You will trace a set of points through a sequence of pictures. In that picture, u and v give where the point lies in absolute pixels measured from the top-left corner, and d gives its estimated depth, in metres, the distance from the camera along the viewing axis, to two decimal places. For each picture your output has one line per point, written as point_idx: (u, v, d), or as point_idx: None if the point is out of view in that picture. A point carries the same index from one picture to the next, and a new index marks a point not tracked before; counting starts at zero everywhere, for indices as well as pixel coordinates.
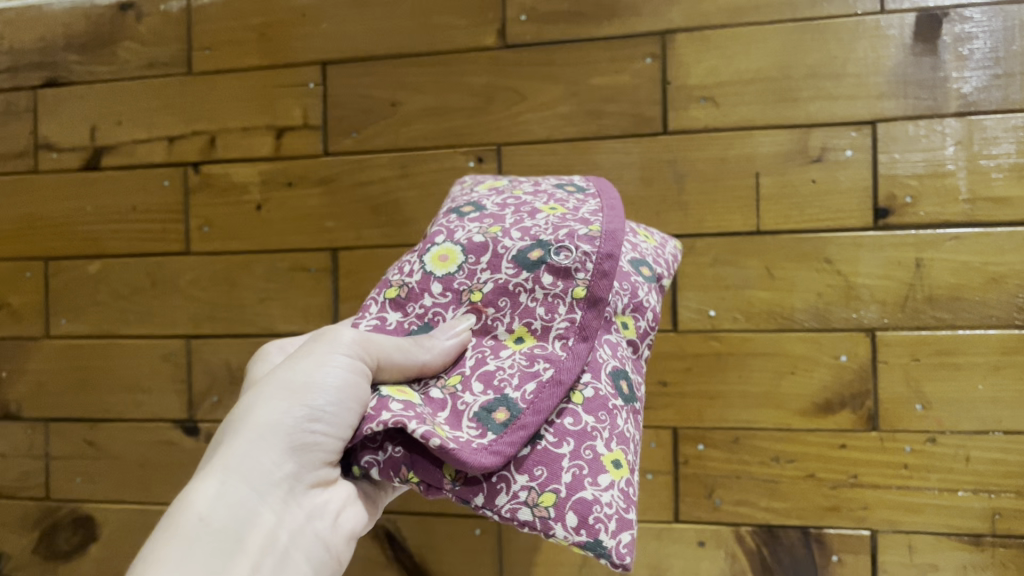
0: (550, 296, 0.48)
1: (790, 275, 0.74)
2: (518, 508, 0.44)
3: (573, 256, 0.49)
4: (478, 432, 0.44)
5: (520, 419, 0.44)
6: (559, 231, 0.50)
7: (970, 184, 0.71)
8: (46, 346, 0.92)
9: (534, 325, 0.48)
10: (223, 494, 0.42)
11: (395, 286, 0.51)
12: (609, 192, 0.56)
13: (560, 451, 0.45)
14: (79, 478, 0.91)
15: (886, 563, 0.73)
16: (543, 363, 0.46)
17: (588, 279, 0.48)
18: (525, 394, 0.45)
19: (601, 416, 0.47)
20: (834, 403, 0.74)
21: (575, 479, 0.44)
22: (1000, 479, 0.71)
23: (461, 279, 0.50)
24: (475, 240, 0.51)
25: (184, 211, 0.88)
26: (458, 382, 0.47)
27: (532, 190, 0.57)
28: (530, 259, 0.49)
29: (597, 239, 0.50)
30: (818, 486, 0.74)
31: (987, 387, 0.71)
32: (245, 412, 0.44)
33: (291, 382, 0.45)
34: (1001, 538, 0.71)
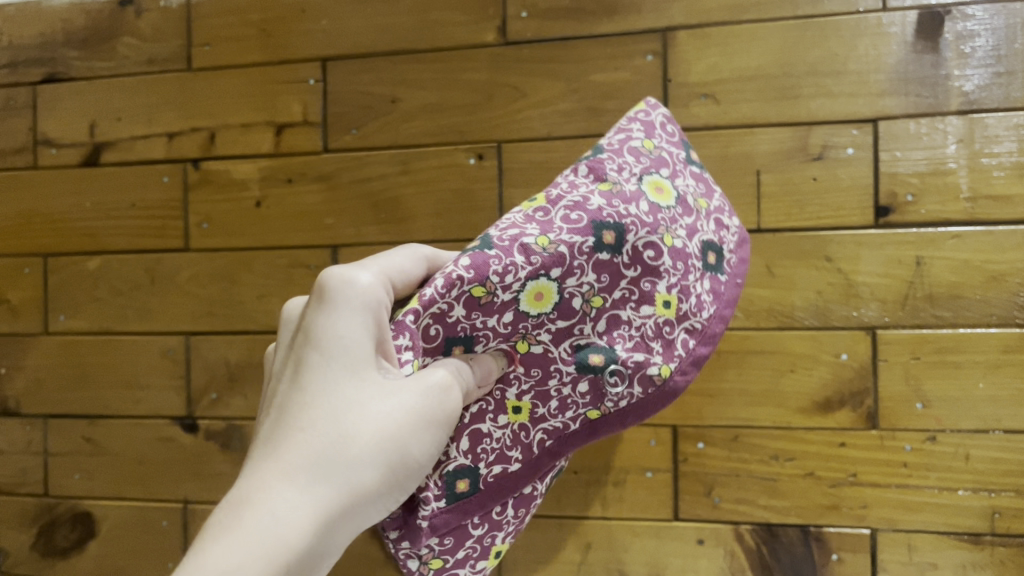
0: (569, 398, 0.52)
1: (790, 273, 0.74)
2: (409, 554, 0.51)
3: (620, 395, 0.51)
4: (437, 494, 0.49)
5: (468, 499, 0.50)
6: (634, 356, 0.51)
7: (971, 182, 0.71)
8: (46, 342, 0.92)
9: (538, 409, 0.52)
10: (316, 538, 0.42)
11: (485, 288, 0.47)
12: (723, 320, 0.54)
13: (472, 532, 0.52)
14: (78, 474, 0.91)
15: (886, 562, 0.73)
16: (517, 454, 0.52)
17: (610, 411, 0.52)
18: (489, 475, 0.51)
19: (519, 514, 0.54)
20: (834, 401, 0.74)
21: (464, 557, 0.53)
22: (1000, 478, 0.71)
23: (528, 324, 0.50)
24: (572, 302, 0.50)
25: (184, 207, 0.88)
26: (453, 427, 0.50)
27: (676, 251, 0.51)
28: (590, 364, 0.51)
29: (650, 385, 0.51)
30: (818, 484, 0.74)
31: (987, 385, 0.71)
32: (360, 465, 0.44)
33: (398, 446, 0.45)
34: (1001, 537, 0.71)
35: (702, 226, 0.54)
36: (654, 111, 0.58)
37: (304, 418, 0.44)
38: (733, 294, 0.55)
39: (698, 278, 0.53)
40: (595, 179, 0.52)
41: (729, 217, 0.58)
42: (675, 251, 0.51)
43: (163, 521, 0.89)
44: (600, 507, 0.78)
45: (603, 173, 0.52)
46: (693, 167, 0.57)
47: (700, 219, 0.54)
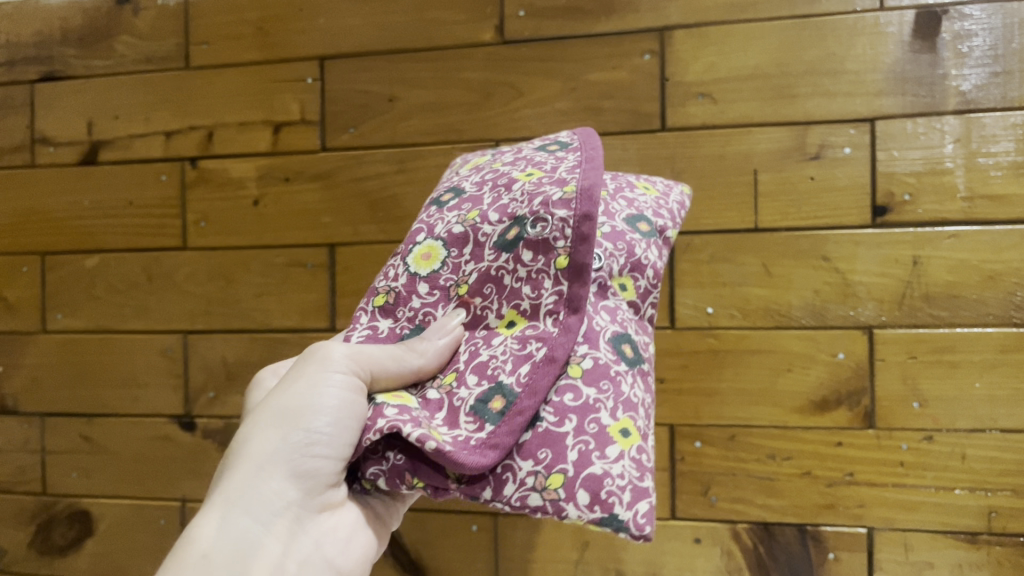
0: (532, 272, 0.46)
1: (788, 272, 0.74)
2: (527, 496, 0.43)
3: (550, 225, 0.46)
4: (475, 426, 0.43)
5: (515, 404, 0.43)
6: (535, 201, 0.47)
7: (968, 181, 0.71)
8: (43, 340, 0.92)
9: (523, 306, 0.46)
10: (228, 527, 0.45)
11: (382, 293, 0.50)
12: (593, 146, 0.53)
13: (562, 429, 0.43)
14: (75, 473, 0.91)
15: (883, 561, 0.73)
16: (535, 342, 0.45)
17: (569, 247, 0.45)
18: (519, 377, 0.44)
19: (603, 386, 0.45)
20: (831, 401, 0.74)
21: (583, 456, 0.43)
22: (997, 477, 0.71)
23: (445, 274, 0.49)
24: (454, 231, 0.49)
25: (182, 205, 0.88)
26: (453, 379, 0.46)
27: (511, 159, 0.54)
28: (507, 239, 0.47)
29: (572, 201, 0.46)
30: (815, 483, 0.74)
31: (984, 384, 0.71)
32: (242, 443, 0.47)
33: (285, 410, 0.47)
34: (998, 536, 0.71)
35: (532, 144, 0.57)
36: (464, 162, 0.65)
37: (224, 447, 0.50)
38: (595, 142, 0.54)
39: (547, 153, 0.53)
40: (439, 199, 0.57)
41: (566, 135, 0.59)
42: (511, 160, 0.54)
43: (162, 520, 0.89)
44: None
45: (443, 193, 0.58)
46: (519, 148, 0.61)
47: (529, 140, 0.58)
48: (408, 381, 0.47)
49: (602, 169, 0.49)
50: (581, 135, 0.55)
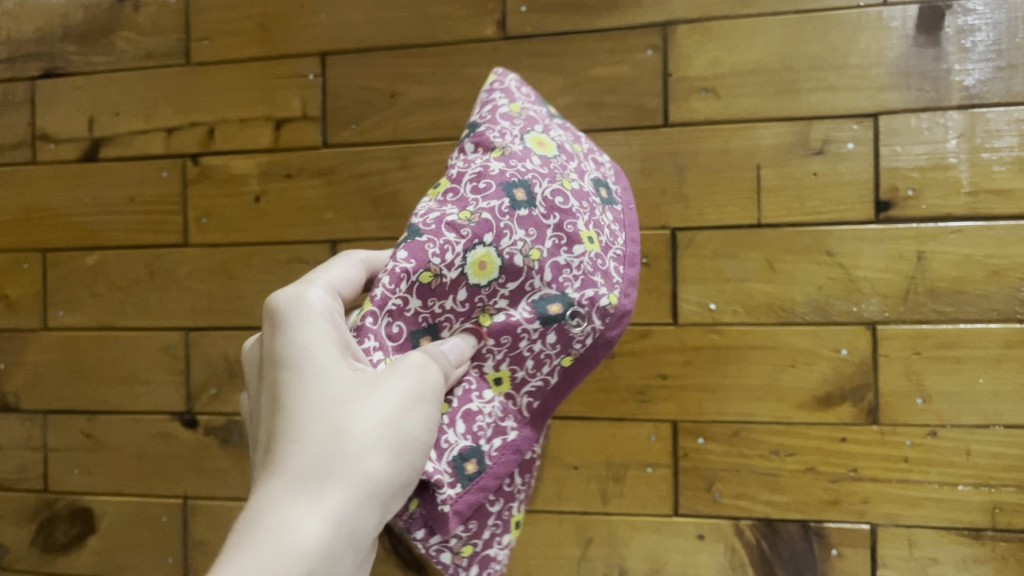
0: (542, 353, 0.50)
1: (791, 268, 0.74)
2: (440, 551, 0.49)
3: (584, 329, 0.49)
4: (450, 480, 0.47)
5: (483, 479, 0.48)
6: (585, 293, 0.49)
7: (972, 176, 0.71)
8: (45, 337, 0.92)
9: (517, 373, 0.50)
10: (333, 545, 0.39)
11: (432, 271, 0.47)
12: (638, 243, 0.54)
13: (491, 509, 0.50)
14: (77, 470, 0.91)
15: (887, 557, 0.73)
16: (512, 420, 0.50)
17: (580, 353, 0.50)
18: (492, 449, 0.49)
19: (527, 479, 0.52)
20: (835, 396, 0.73)
21: (491, 537, 0.51)
22: (1001, 473, 0.71)
23: (484, 295, 0.48)
24: (516, 261, 0.48)
25: (183, 202, 0.88)
26: (445, 414, 0.49)
27: (578, 191, 0.52)
28: (549, 312, 0.48)
29: (608, 316, 0.50)
30: (818, 479, 0.74)
31: (988, 380, 0.71)
32: (358, 454, 0.41)
33: (397, 427, 0.42)
34: (1003, 532, 0.71)
35: (586, 166, 0.55)
36: (505, 78, 0.58)
37: (298, 434, 0.41)
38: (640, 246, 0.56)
39: (602, 210, 0.53)
40: (486, 151, 0.52)
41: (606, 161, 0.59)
42: (578, 189, 0.52)
43: (163, 517, 0.89)
44: (600, 502, 0.78)
45: (490, 143, 0.52)
46: (557, 120, 0.58)
47: (586, 158, 0.57)
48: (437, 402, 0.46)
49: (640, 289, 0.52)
50: (623, 200, 0.56)
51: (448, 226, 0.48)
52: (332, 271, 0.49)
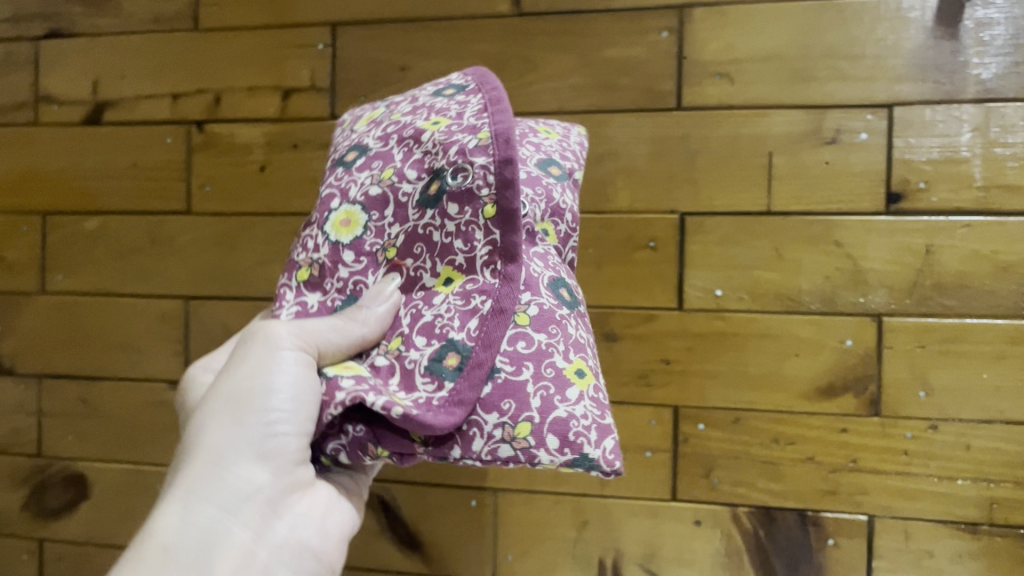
0: (463, 225, 0.47)
1: (798, 257, 0.74)
2: (497, 448, 0.45)
3: (472, 175, 0.47)
4: (435, 386, 0.45)
5: (472, 358, 0.45)
6: (450, 152, 0.48)
7: (985, 171, 0.70)
8: (41, 301, 0.91)
9: (458, 261, 0.48)
10: (191, 516, 0.46)
11: (306, 266, 0.50)
12: (492, 80, 0.53)
13: (521, 379, 0.45)
14: (71, 436, 0.90)
15: (883, 549, 0.73)
16: (479, 297, 0.46)
17: (493, 194, 0.47)
18: (469, 332, 0.46)
19: (551, 331, 0.47)
20: (837, 387, 0.73)
21: (544, 401, 0.45)
22: (1000, 469, 0.71)
23: (370, 239, 0.50)
24: (372, 193, 0.50)
25: (186, 170, 0.87)
26: (401, 343, 0.48)
27: (411, 109, 0.53)
28: (430, 195, 0.48)
29: (489, 146, 0.48)
30: (818, 469, 0.74)
31: (991, 375, 0.71)
32: (198, 435, 0.48)
33: (235, 394, 0.48)
34: (999, 527, 0.71)
35: (420, 91, 0.56)
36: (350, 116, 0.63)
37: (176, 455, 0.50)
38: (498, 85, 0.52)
39: (444, 98, 0.53)
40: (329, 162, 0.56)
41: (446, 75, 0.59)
42: (410, 108, 0.53)
43: (158, 485, 0.88)
44: (598, 484, 0.78)
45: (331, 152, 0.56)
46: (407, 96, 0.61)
47: (424, 86, 0.57)
48: (353, 352, 0.48)
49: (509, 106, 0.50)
50: (474, 73, 0.55)
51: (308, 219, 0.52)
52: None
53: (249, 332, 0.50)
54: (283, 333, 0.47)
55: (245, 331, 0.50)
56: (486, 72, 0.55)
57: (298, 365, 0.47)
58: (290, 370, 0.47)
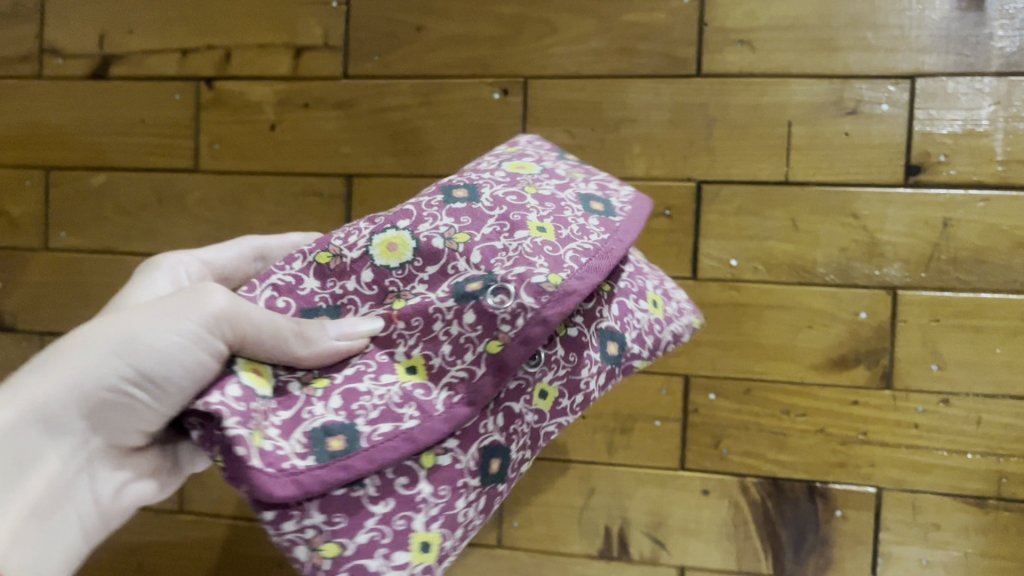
0: (461, 338, 0.49)
1: (815, 228, 0.73)
2: (296, 540, 0.46)
3: (507, 305, 0.48)
4: (301, 451, 0.45)
5: (347, 459, 0.46)
6: (515, 269, 0.49)
7: (1005, 145, 0.70)
8: (45, 258, 0.89)
9: (431, 361, 0.49)
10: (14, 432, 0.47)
11: (330, 253, 0.52)
12: (623, 245, 0.53)
13: (373, 508, 0.47)
14: None
15: (890, 521, 0.73)
16: (411, 411, 0.48)
17: (508, 337, 0.48)
18: (373, 433, 0.47)
19: (440, 490, 0.48)
20: (850, 359, 0.73)
21: (368, 543, 0.47)
22: (1010, 443, 0.71)
23: (394, 277, 0.51)
24: (433, 242, 0.51)
25: (195, 127, 0.86)
26: (321, 389, 0.48)
27: (544, 196, 0.55)
28: (466, 290, 0.49)
29: (545, 295, 0.48)
30: (828, 441, 0.74)
31: (1004, 350, 0.71)
32: (78, 351, 0.48)
33: (133, 335, 0.49)
34: (1007, 502, 0.71)
35: (576, 186, 0.58)
36: (526, 137, 0.65)
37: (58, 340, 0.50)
38: (619, 254, 0.53)
39: (580, 212, 0.55)
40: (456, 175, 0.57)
41: (620, 185, 0.60)
42: (543, 195, 0.55)
43: None
44: (606, 452, 0.78)
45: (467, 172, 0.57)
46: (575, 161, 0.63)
47: (585, 178, 0.59)
48: (281, 362, 0.49)
49: (600, 280, 0.51)
50: (628, 214, 0.56)
51: (378, 216, 0.54)
52: (219, 250, 0.64)
53: (198, 285, 0.50)
54: (217, 306, 0.48)
55: (197, 282, 0.50)
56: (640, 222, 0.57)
57: (202, 352, 0.48)
58: (194, 354, 0.48)
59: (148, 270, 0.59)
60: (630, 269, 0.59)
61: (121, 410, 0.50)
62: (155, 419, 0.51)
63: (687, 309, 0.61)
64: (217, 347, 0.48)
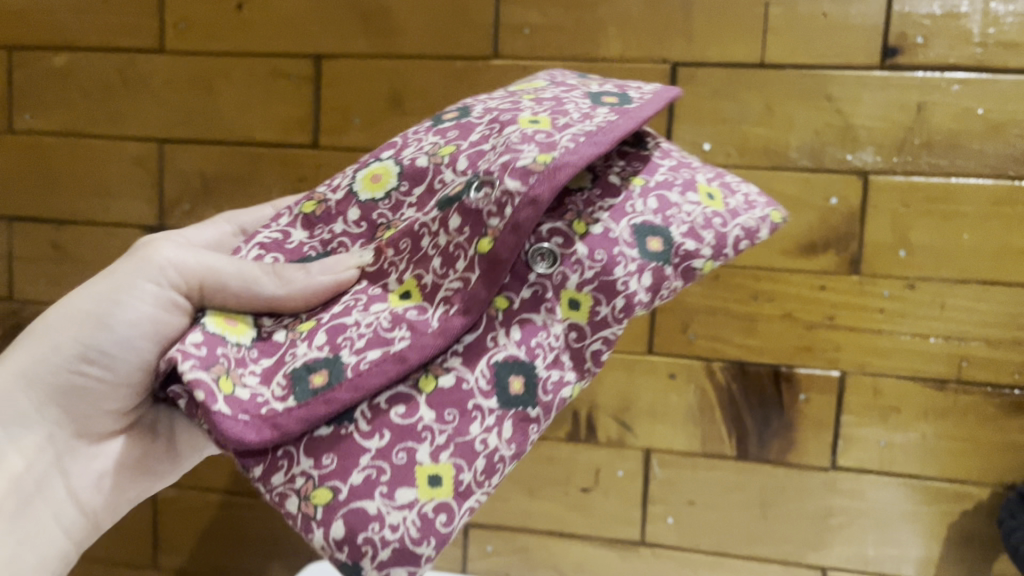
0: (450, 247, 0.46)
1: (789, 112, 0.72)
2: (287, 494, 0.44)
3: (490, 197, 0.45)
4: (281, 394, 0.44)
5: (330, 392, 0.43)
6: (500, 159, 0.46)
7: (984, 26, 0.69)
8: (10, 141, 0.88)
9: (425, 280, 0.46)
10: None
11: (315, 201, 0.51)
12: (632, 121, 0.48)
13: (365, 444, 0.44)
14: (44, 279, 0.89)
15: (852, 404, 0.74)
16: (401, 332, 0.44)
17: (499, 233, 0.45)
18: (357, 362, 0.44)
19: (445, 415, 0.44)
20: (820, 245, 0.73)
21: (362, 483, 0.43)
22: (973, 328, 0.71)
23: (383, 209, 0.50)
24: (417, 163, 0.50)
25: (159, 6, 0.83)
26: (306, 330, 0.46)
27: (548, 99, 0.51)
28: (449, 196, 0.47)
29: (533, 175, 0.44)
30: (795, 326, 0.74)
31: (972, 236, 0.71)
32: (30, 341, 0.54)
33: (83, 317, 0.53)
34: (966, 385, 0.72)
35: (589, 89, 0.53)
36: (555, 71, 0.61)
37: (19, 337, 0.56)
38: (625, 130, 0.47)
39: (588, 104, 0.50)
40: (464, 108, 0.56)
41: (647, 84, 0.55)
42: (543, 98, 0.51)
43: None
44: None
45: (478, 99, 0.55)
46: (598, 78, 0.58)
47: (606, 83, 0.55)
48: (262, 308, 0.47)
49: (600, 152, 0.45)
50: (649, 101, 0.51)
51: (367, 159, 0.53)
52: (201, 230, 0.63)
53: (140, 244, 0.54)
54: (164, 260, 0.51)
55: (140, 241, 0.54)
56: (661, 105, 0.51)
57: (152, 307, 0.51)
58: (141, 309, 0.51)
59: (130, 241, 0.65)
60: (673, 163, 0.51)
61: (80, 392, 0.54)
62: (117, 392, 0.54)
63: (761, 203, 0.50)
64: (172, 298, 0.51)
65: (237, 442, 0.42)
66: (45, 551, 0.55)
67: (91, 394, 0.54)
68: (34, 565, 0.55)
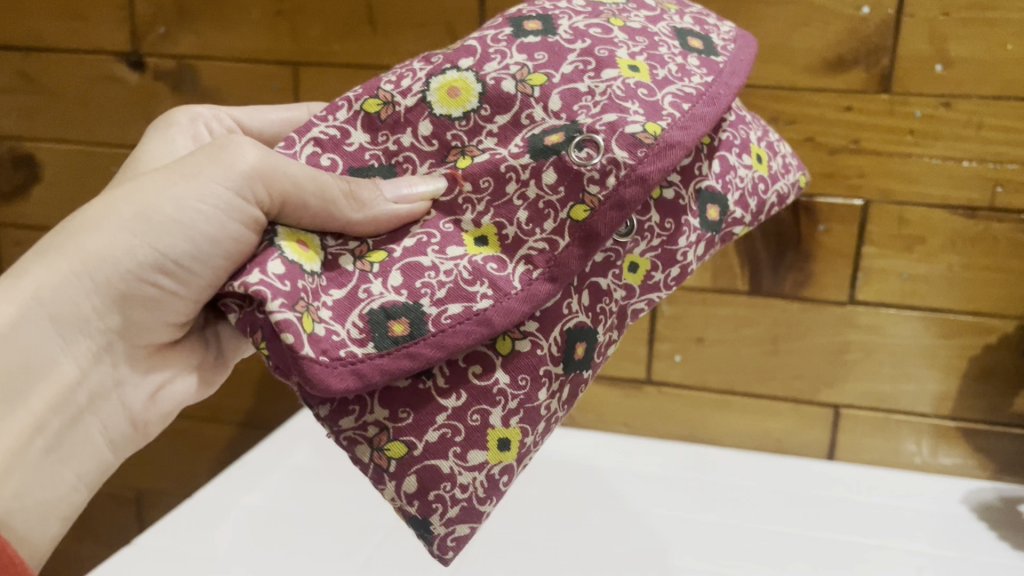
0: (541, 203, 0.42)
1: None
2: (356, 438, 0.44)
3: (599, 161, 0.42)
4: (360, 337, 0.41)
5: (412, 346, 0.41)
6: (604, 116, 0.42)
7: None
8: None
9: (505, 232, 0.43)
10: (19, 330, 0.44)
11: (379, 100, 0.46)
12: (731, 90, 0.46)
13: (444, 402, 0.43)
14: (17, 113, 0.84)
15: (874, 234, 0.70)
16: (484, 288, 0.42)
17: (597, 202, 0.42)
18: (440, 316, 0.41)
19: (518, 380, 0.44)
20: (847, 61, 0.67)
21: (438, 444, 0.43)
22: (1009, 148, 0.66)
23: (460, 128, 0.45)
24: (502, 86, 0.44)
25: None
26: (378, 263, 0.43)
27: (636, 28, 0.47)
28: (544, 144, 0.42)
29: (641, 148, 0.42)
30: (816, 151, 0.69)
31: (1018, 47, 0.64)
32: (90, 232, 0.44)
33: (153, 217, 0.44)
34: (999, 213, 0.67)
35: (671, 19, 0.49)
36: None
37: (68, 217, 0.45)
38: (727, 99, 0.45)
39: (676, 47, 0.47)
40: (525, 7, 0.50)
41: (719, 20, 0.52)
42: (632, 29, 0.47)
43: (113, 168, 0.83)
44: None
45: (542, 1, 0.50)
46: None
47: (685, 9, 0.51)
48: (331, 228, 0.43)
49: (705, 130, 0.44)
50: (731, 54, 0.49)
51: (434, 55, 0.47)
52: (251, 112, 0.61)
53: (221, 140, 0.44)
54: (248, 166, 0.43)
55: (221, 136, 0.45)
56: (746, 60, 0.49)
57: (234, 223, 0.43)
58: (224, 221, 0.42)
59: (166, 128, 0.58)
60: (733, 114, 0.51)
61: (145, 305, 0.46)
62: (185, 311, 0.47)
63: (793, 165, 0.54)
64: (252, 212, 0.42)
65: (322, 390, 0.39)
66: (83, 465, 0.49)
67: (157, 306, 0.46)
68: (72, 483, 0.48)
